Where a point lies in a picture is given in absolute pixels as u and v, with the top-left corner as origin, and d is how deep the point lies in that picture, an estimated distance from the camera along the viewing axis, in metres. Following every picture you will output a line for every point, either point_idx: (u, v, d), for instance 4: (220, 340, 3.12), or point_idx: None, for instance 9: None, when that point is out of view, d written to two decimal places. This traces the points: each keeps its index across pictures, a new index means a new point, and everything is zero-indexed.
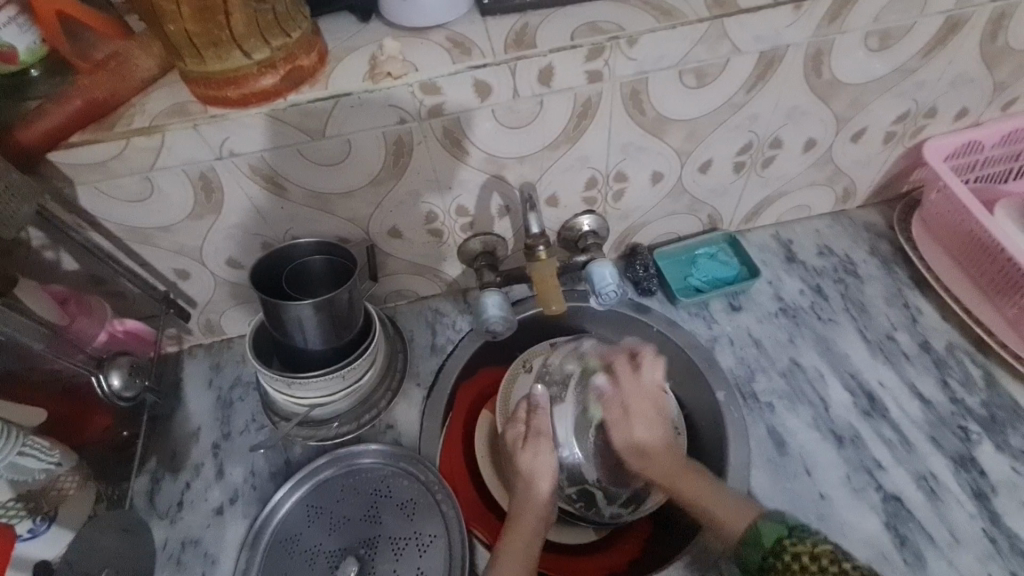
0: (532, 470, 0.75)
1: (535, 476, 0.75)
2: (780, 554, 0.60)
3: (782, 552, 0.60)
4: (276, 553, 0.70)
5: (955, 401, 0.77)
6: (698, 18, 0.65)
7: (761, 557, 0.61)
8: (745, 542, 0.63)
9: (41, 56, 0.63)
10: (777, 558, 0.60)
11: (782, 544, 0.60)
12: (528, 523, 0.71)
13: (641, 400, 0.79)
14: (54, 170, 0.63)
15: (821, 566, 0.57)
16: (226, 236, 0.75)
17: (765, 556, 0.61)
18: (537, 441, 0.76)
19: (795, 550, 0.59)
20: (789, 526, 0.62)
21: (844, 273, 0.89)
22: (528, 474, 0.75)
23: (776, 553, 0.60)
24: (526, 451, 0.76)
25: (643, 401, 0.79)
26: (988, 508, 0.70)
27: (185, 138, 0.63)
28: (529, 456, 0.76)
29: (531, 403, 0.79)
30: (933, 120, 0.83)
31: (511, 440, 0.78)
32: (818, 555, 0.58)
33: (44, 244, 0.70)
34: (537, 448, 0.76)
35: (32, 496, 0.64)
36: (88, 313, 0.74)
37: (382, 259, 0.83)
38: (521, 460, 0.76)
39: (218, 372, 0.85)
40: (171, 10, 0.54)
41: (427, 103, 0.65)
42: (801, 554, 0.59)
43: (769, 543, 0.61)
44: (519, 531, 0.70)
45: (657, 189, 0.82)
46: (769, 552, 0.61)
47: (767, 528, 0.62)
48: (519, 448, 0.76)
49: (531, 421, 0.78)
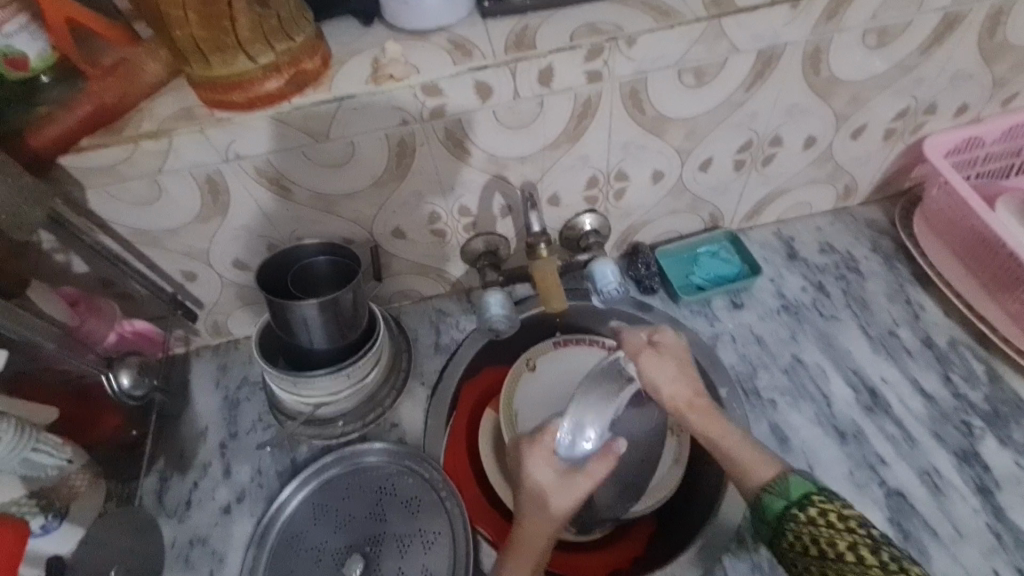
0: (568, 491, 0.71)
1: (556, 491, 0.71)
2: (804, 505, 0.62)
3: (808, 506, 0.61)
4: (283, 552, 0.71)
5: (957, 396, 0.77)
6: (695, 18, 0.66)
7: (783, 506, 0.63)
8: (770, 490, 0.64)
9: (50, 62, 0.64)
10: (800, 509, 0.62)
11: (809, 498, 0.62)
12: (536, 542, 0.70)
13: (663, 360, 0.74)
14: (64, 174, 0.64)
15: (848, 527, 0.58)
16: (232, 238, 0.76)
17: (789, 505, 0.62)
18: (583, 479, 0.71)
19: (824, 507, 0.60)
20: (819, 486, 0.63)
21: (846, 270, 0.89)
22: (548, 503, 0.71)
23: (801, 504, 0.62)
24: (559, 485, 0.71)
25: (670, 356, 0.75)
26: (992, 503, 0.70)
27: (192, 142, 0.64)
28: (557, 488, 0.71)
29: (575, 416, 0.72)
30: (933, 116, 0.83)
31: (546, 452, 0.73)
32: (847, 515, 0.59)
33: (55, 248, 0.72)
34: (574, 486, 0.71)
35: (45, 492, 0.66)
36: (98, 313, 0.75)
37: (386, 259, 0.84)
38: (548, 485, 0.71)
39: (225, 373, 0.86)
40: (179, 17, 0.56)
41: (429, 104, 0.66)
42: (828, 511, 0.60)
43: (795, 496, 0.63)
44: (536, 525, 0.70)
45: (659, 188, 0.83)
46: (793, 503, 0.62)
47: (797, 482, 0.64)
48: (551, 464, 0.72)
49: (592, 470, 0.71)
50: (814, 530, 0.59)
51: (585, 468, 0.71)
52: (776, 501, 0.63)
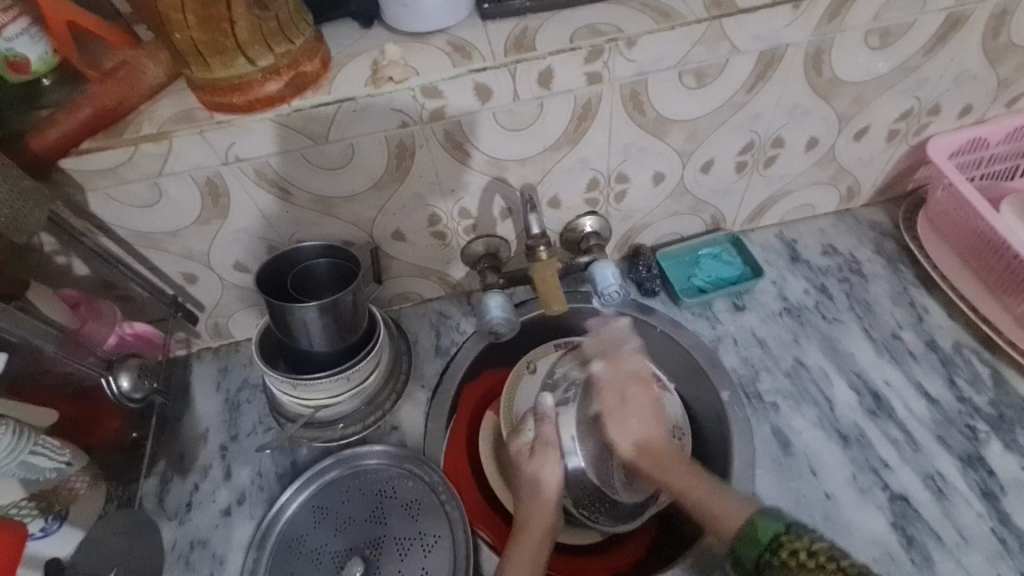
0: (540, 477, 0.75)
1: (548, 479, 0.75)
2: (776, 551, 0.60)
3: (778, 551, 0.60)
4: (283, 554, 0.71)
5: (962, 400, 0.76)
6: (695, 19, 0.65)
7: (757, 556, 0.61)
8: (741, 539, 0.63)
9: (52, 65, 0.64)
10: (772, 555, 0.60)
11: (778, 540, 0.61)
12: (537, 530, 0.71)
13: (644, 394, 0.79)
14: (64, 176, 0.64)
15: (818, 564, 0.57)
16: (232, 241, 0.76)
17: (761, 552, 0.61)
18: (543, 452, 0.77)
19: (792, 547, 0.59)
20: (786, 524, 0.62)
21: (849, 272, 0.89)
22: (543, 488, 0.75)
23: (773, 549, 0.60)
24: (531, 461, 0.76)
25: (631, 388, 0.79)
26: (997, 508, 0.69)
27: (192, 145, 0.64)
28: (537, 468, 0.76)
29: (538, 412, 0.80)
30: (937, 117, 0.82)
31: (518, 449, 0.78)
32: (815, 551, 0.58)
33: (56, 250, 0.72)
34: (546, 456, 0.76)
35: (44, 495, 0.66)
36: (98, 316, 0.75)
37: (387, 261, 0.83)
38: (528, 471, 0.76)
39: (226, 375, 0.86)
40: (178, 19, 0.56)
41: (429, 106, 0.66)
42: (797, 551, 0.59)
43: (764, 539, 0.61)
44: (530, 527, 0.71)
45: (659, 190, 0.82)
46: (764, 549, 0.61)
47: (764, 523, 0.62)
48: (524, 459, 0.77)
49: (539, 432, 0.78)
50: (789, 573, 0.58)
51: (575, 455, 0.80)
52: (749, 552, 0.62)
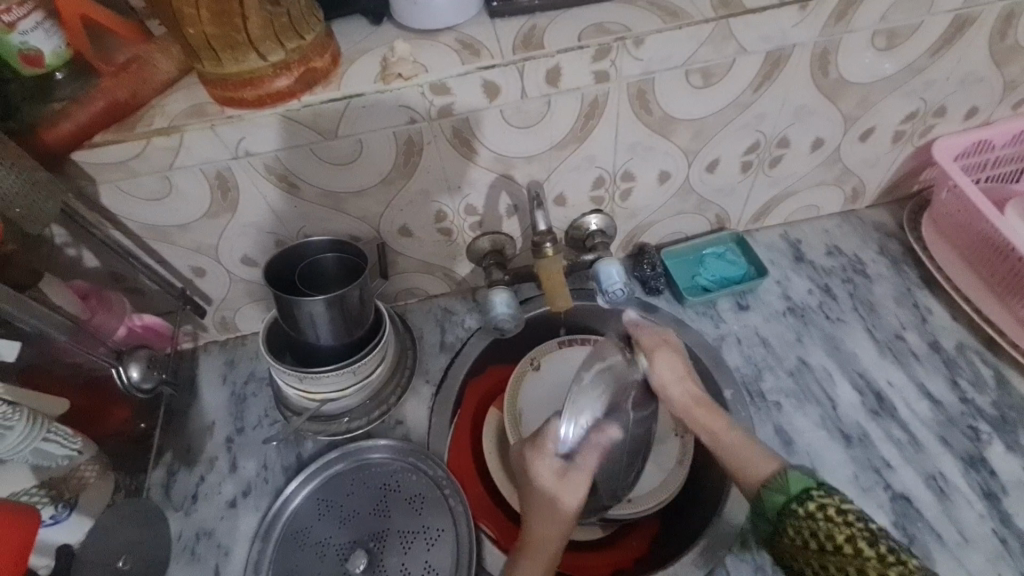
0: (559, 498, 0.71)
1: (566, 500, 0.71)
2: (804, 501, 0.61)
3: (807, 501, 0.61)
4: (288, 546, 0.72)
5: (965, 401, 0.77)
6: (703, 18, 0.66)
7: (783, 502, 0.62)
8: (768, 486, 0.64)
9: (65, 59, 0.65)
10: (799, 504, 0.61)
11: (808, 492, 0.61)
12: (546, 551, 0.69)
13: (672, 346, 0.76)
14: (76, 168, 0.65)
15: (845, 520, 0.57)
16: (241, 235, 0.77)
17: (789, 500, 0.62)
18: (574, 477, 0.71)
19: (822, 501, 0.60)
20: (818, 481, 0.62)
21: (853, 272, 0.89)
22: (559, 509, 0.71)
23: (801, 499, 0.61)
24: (558, 483, 0.71)
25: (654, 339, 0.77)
26: (998, 509, 0.69)
27: (203, 139, 0.65)
28: (562, 491, 0.71)
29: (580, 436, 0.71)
30: (942, 119, 0.83)
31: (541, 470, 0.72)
32: (844, 508, 0.58)
33: (67, 242, 0.72)
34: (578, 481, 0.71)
35: (55, 483, 0.67)
36: (107, 308, 0.76)
37: (393, 256, 0.84)
38: (547, 490, 0.71)
39: (232, 369, 0.87)
40: (190, 14, 0.57)
41: (437, 103, 0.67)
42: (827, 505, 0.59)
43: (794, 490, 0.62)
44: (535, 548, 0.69)
45: (664, 188, 0.83)
46: (792, 497, 0.62)
47: (796, 476, 0.63)
48: (550, 480, 0.71)
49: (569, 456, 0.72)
50: (812, 523, 0.59)
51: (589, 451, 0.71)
52: (776, 496, 0.63)
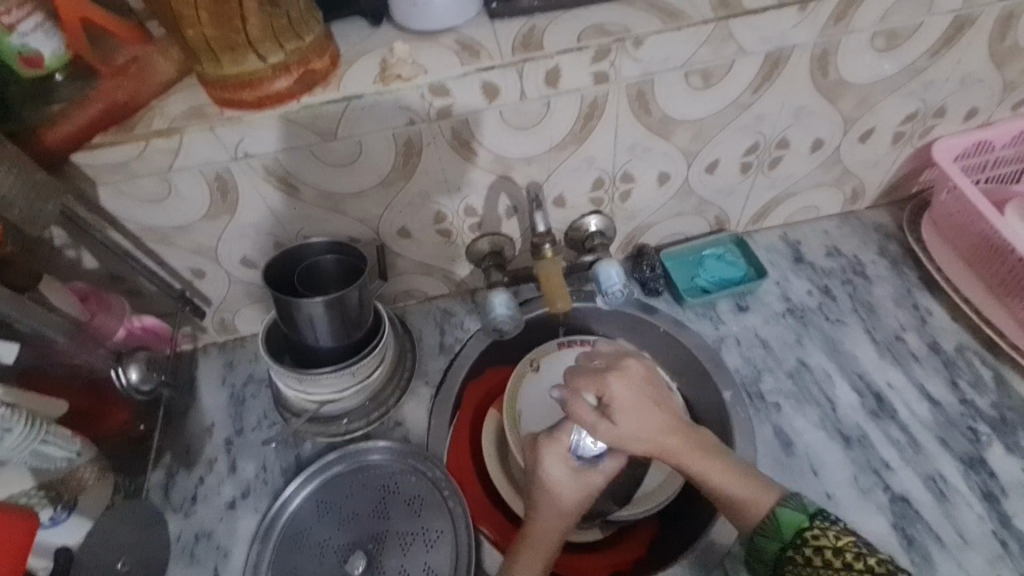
0: (565, 494, 0.72)
1: (571, 495, 0.72)
2: (799, 547, 0.63)
3: (802, 546, 0.62)
4: (287, 548, 0.72)
5: (964, 402, 0.77)
6: (702, 19, 0.66)
7: (778, 550, 0.64)
8: (762, 532, 0.65)
9: (65, 61, 0.65)
10: (795, 551, 0.63)
11: (803, 533, 0.63)
12: (546, 542, 0.69)
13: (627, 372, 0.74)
14: (76, 170, 0.65)
15: (845, 562, 0.59)
16: (240, 236, 0.77)
17: (783, 546, 0.63)
18: (588, 477, 0.73)
19: (817, 544, 0.61)
20: (809, 515, 0.64)
21: (853, 273, 0.89)
22: (562, 501, 0.72)
23: (796, 545, 0.63)
24: (568, 483, 0.73)
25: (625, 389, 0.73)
26: (998, 510, 0.69)
27: (202, 140, 0.65)
28: (567, 488, 0.72)
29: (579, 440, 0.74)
30: (942, 120, 0.83)
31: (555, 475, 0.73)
32: (841, 548, 0.60)
33: (67, 243, 0.72)
34: (588, 481, 0.73)
35: (53, 485, 0.67)
36: (107, 308, 0.76)
37: (392, 258, 0.84)
38: (552, 485, 0.72)
39: (231, 370, 0.87)
40: (189, 15, 0.57)
41: (436, 104, 0.67)
42: (823, 547, 0.61)
43: (788, 536, 0.63)
44: (537, 538, 0.69)
45: (664, 189, 0.83)
46: (787, 545, 0.63)
47: (787, 513, 0.64)
48: (562, 483, 0.72)
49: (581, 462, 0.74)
50: (812, 573, 0.61)
51: (598, 466, 0.73)
52: (770, 543, 0.64)
